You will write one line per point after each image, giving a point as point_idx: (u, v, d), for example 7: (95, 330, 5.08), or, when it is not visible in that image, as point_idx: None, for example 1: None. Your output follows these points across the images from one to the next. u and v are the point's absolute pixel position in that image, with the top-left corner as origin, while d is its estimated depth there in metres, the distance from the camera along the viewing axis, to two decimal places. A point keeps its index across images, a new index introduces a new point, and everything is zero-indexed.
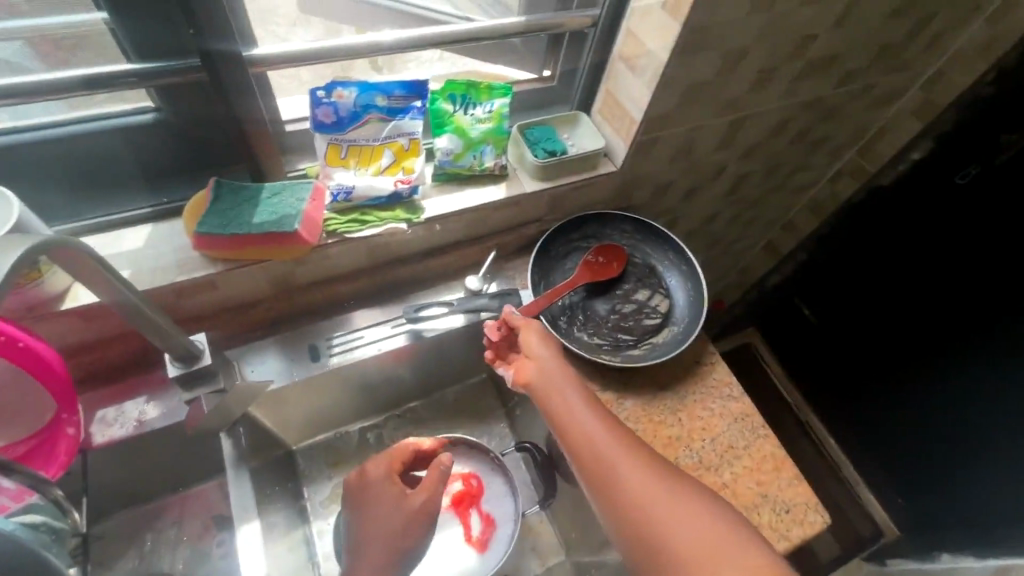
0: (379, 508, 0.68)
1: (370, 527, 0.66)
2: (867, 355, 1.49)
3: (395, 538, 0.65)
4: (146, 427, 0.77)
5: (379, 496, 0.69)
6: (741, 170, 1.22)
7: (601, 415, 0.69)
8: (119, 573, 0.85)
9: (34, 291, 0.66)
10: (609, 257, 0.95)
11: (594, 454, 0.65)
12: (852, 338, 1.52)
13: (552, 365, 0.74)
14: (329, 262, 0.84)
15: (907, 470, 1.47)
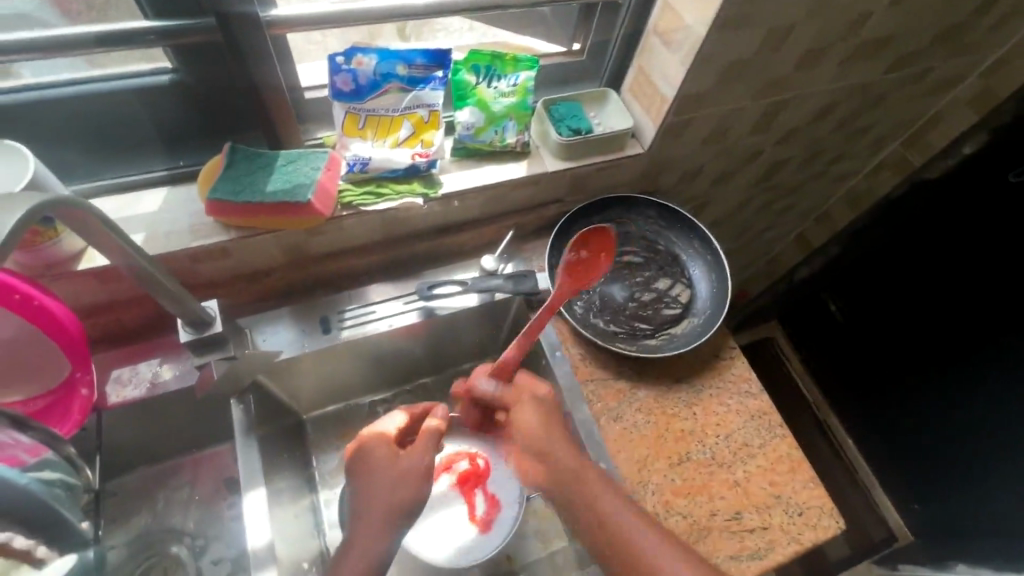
0: (377, 474, 0.68)
1: (368, 493, 0.67)
2: (891, 360, 1.43)
3: (393, 503, 0.66)
4: (159, 388, 0.78)
5: (377, 460, 0.69)
6: (776, 158, 1.16)
7: (608, 490, 0.66)
8: (133, 527, 0.88)
9: (50, 249, 0.66)
10: (593, 248, 0.79)
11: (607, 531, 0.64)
12: (877, 339, 1.45)
13: (548, 435, 0.70)
14: (344, 234, 0.83)
15: (926, 479, 1.42)
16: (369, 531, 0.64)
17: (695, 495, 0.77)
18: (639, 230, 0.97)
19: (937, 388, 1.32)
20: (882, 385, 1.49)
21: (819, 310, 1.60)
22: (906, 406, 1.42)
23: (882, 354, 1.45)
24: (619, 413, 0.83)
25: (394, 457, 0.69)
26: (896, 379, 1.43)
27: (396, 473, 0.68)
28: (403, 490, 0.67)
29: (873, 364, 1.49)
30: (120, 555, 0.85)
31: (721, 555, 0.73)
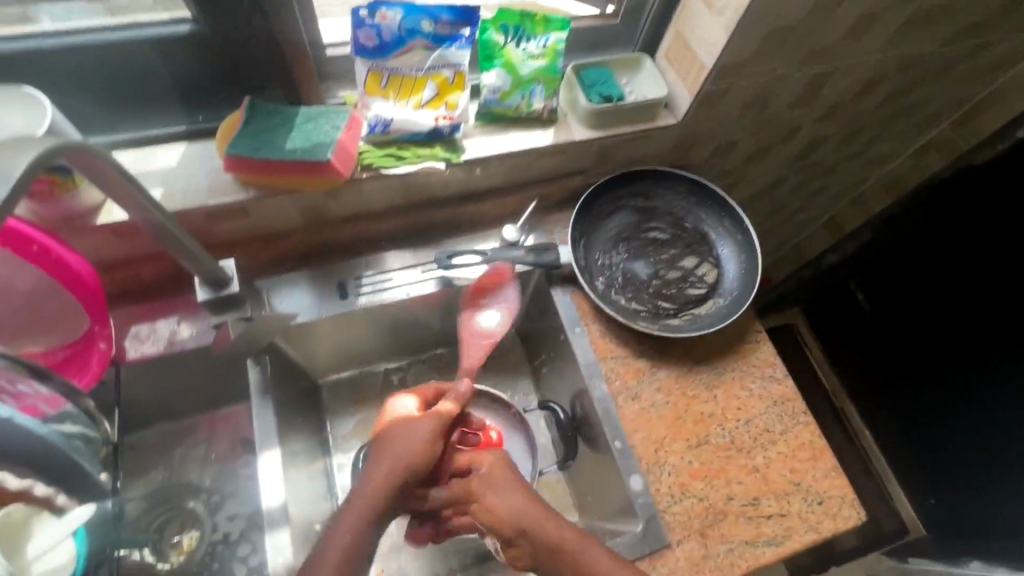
0: (397, 438, 0.63)
1: (381, 454, 0.62)
2: (908, 352, 1.39)
3: (405, 468, 0.61)
4: (177, 346, 0.78)
5: (398, 427, 0.65)
6: (814, 135, 1.10)
7: (594, 552, 0.59)
8: (152, 481, 0.89)
9: (68, 202, 0.66)
10: (495, 286, 0.84)
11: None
12: (901, 332, 1.39)
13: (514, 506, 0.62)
14: (363, 197, 0.81)
15: (940, 476, 1.39)
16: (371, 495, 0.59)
17: (712, 479, 0.76)
18: (666, 206, 0.93)
19: (957, 385, 1.28)
20: (898, 378, 1.45)
21: (845, 299, 1.53)
22: (920, 401, 1.40)
23: (902, 347, 1.40)
24: (638, 392, 0.81)
25: (417, 423, 0.65)
26: (912, 373, 1.40)
27: (416, 438, 0.63)
28: (419, 457, 0.62)
29: (891, 356, 1.45)
30: (139, 507, 0.87)
31: (735, 539, 0.72)
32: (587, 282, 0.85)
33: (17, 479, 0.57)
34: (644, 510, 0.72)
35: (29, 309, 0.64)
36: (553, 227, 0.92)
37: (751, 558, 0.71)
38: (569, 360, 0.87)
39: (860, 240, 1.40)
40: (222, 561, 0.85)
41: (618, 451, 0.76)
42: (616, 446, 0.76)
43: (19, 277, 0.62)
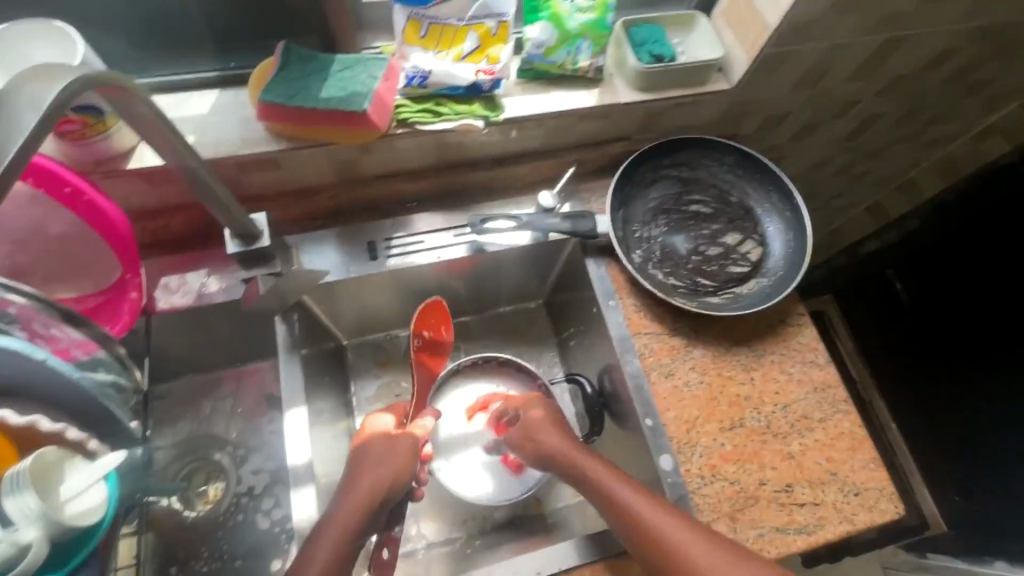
0: (376, 452, 0.66)
1: (362, 468, 0.64)
2: (928, 351, 1.27)
3: (386, 479, 0.64)
4: (206, 299, 0.77)
5: (378, 442, 0.67)
6: (874, 110, 1.03)
7: (623, 489, 0.65)
8: (180, 430, 0.90)
9: (100, 144, 0.65)
10: (436, 322, 0.79)
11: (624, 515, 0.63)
12: (929, 329, 1.25)
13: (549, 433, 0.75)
14: (396, 154, 0.78)
15: (963, 475, 1.24)
16: (357, 500, 0.61)
17: (744, 462, 0.73)
18: (711, 178, 0.88)
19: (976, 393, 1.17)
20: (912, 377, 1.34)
21: (878, 288, 1.37)
22: (935, 403, 1.28)
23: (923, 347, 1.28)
24: (672, 370, 0.78)
25: (395, 439, 0.68)
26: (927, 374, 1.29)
27: (396, 452, 0.66)
28: (399, 470, 0.65)
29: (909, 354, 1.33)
30: (168, 455, 0.88)
31: (766, 525, 0.70)
32: (624, 255, 0.81)
33: (51, 423, 0.57)
34: (673, 490, 0.71)
35: (63, 255, 0.66)
36: (591, 195, 0.88)
37: (780, 544, 0.69)
38: (601, 334, 0.85)
39: (907, 228, 1.27)
40: (247, 513, 0.87)
41: (648, 429, 0.74)
42: (648, 424, 0.74)
43: (53, 222, 0.64)
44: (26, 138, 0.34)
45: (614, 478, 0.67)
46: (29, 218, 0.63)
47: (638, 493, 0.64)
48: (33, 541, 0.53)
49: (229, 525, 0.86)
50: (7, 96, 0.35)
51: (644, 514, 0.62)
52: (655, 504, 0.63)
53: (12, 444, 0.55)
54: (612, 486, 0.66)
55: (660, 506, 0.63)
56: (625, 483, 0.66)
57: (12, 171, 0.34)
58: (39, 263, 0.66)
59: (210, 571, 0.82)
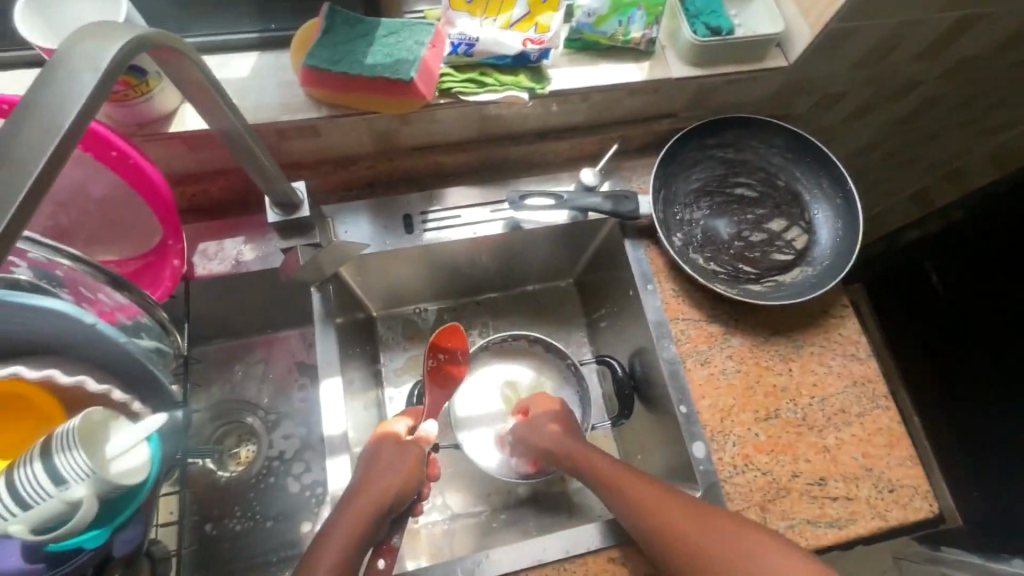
0: (388, 456, 0.67)
1: (373, 470, 0.65)
2: (951, 337, 1.14)
3: (397, 482, 0.64)
4: (243, 267, 0.77)
5: (391, 446, 0.68)
6: (935, 92, 0.97)
7: (646, 489, 0.63)
8: (214, 393, 0.92)
9: (142, 106, 0.64)
10: (452, 346, 0.79)
11: (637, 508, 0.62)
12: (958, 313, 1.11)
13: (558, 436, 0.76)
14: (436, 125, 0.76)
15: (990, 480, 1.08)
16: (368, 498, 0.62)
17: (778, 453, 0.72)
18: (759, 160, 0.85)
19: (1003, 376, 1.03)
20: (927, 367, 1.20)
21: (908, 278, 1.22)
22: (954, 393, 1.14)
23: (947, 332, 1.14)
24: (708, 357, 0.77)
25: (406, 445, 0.69)
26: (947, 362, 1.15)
27: (407, 456, 0.67)
28: (409, 476, 0.66)
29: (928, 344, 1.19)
30: (203, 417, 0.91)
31: (797, 517, 0.70)
32: (665, 238, 0.79)
33: (98, 384, 0.58)
34: (705, 478, 0.70)
35: (105, 216, 0.66)
36: (632, 173, 0.86)
37: (811, 537, 0.69)
38: (635, 317, 0.84)
39: (949, 217, 1.12)
40: (277, 476, 0.89)
41: (683, 415, 0.74)
42: (682, 410, 0.74)
43: (94, 183, 0.63)
44: (83, 102, 0.33)
45: (626, 475, 0.66)
46: (70, 179, 0.63)
47: (654, 489, 0.63)
48: (84, 498, 0.54)
49: (260, 486, 0.88)
50: (63, 56, 0.34)
51: (659, 509, 0.61)
52: (670, 499, 0.61)
53: (59, 404, 0.58)
54: (624, 484, 0.65)
55: (673, 499, 0.61)
56: (641, 480, 0.65)
57: (73, 135, 0.33)
58: (82, 225, 0.66)
59: (243, 530, 0.85)
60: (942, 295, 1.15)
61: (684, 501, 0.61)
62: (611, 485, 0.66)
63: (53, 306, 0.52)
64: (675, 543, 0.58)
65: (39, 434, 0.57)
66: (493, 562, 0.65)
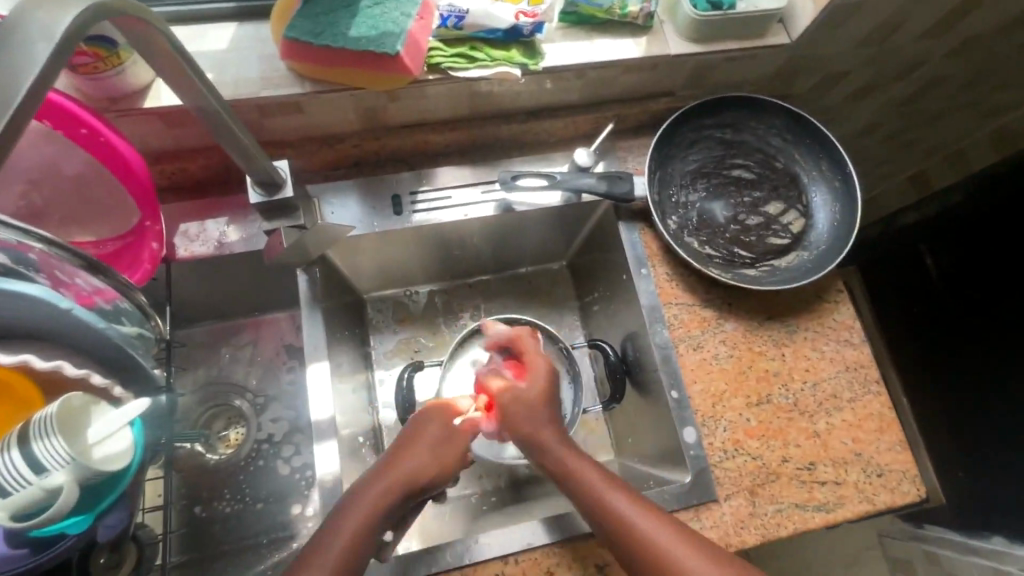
0: (429, 438, 0.65)
1: (408, 450, 0.63)
2: (951, 328, 1.09)
3: (431, 468, 0.63)
4: (227, 249, 0.75)
5: (438, 422, 0.67)
6: (938, 72, 0.95)
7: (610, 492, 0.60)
8: (201, 376, 0.91)
9: (113, 79, 0.61)
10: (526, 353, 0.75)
11: (618, 528, 0.58)
12: (963, 303, 1.06)
13: (536, 414, 0.69)
14: (424, 102, 0.73)
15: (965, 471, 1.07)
16: (398, 475, 0.60)
17: (769, 438, 0.72)
18: (757, 141, 0.83)
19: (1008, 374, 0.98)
20: (924, 358, 1.16)
21: (905, 265, 1.18)
22: (952, 387, 1.10)
23: (947, 324, 1.10)
24: (701, 342, 0.76)
25: (449, 425, 0.67)
26: (947, 355, 1.10)
27: (450, 437, 0.66)
28: (446, 464, 0.64)
29: (926, 334, 1.15)
30: (190, 400, 0.89)
31: (786, 501, 0.70)
32: (660, 221, 0.77)
33: (76, 368, 0.56)
34: (695, 463, 0.70)
35: (82, 196, 0.64)
36: (627, 153, 0.83)
37: (799, 520, 0.69)
38: (628, 301, 0.82)
39: (948, 203, 1.11)
40: (267, 459, 0.88)
41: (674, 401, 0.73)
42: (673, 396, 0.73)
43: (67, 161, 0.61)
44: (38, 72, 0.31)
45: (611, 487, 0.60)
46: (42, 156, 0.61)
47: (638, 505, 0.59)
48: (64, 484, 0.53)
49: (250, 469, 0.88)
50: (12, 22, 0.31)
51: (647, 531, 0.57)
52: (662, 522, 0.58)
53: (37, 389, 0.57)
54: (610, 501, 0.59)
55: (662, 519, 0.58)
56: (624, 493, 0.60)
57: (26, 108, 0.31)
58: (55, 205, 0.64)
59: (232, 512, 0.85)
60: (940, 285, 1.11)
61: (675, 525, 0.58)
62: (591, 502, 0.60)
63: (25, 290, 0.50)
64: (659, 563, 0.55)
65: (17, 420, 0.56)
66: (483, 547, 0.65)
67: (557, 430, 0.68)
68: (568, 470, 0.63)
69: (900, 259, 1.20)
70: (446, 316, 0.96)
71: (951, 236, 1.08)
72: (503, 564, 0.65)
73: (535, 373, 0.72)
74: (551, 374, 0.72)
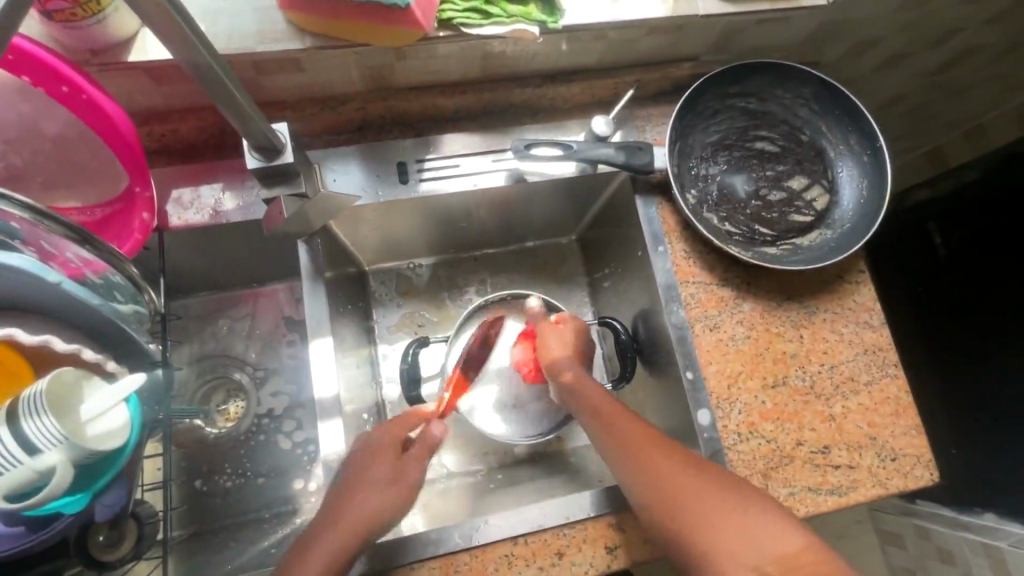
0: (372, 477, 0.59)
1: (353, 491, 0.58)
2: (952, 312, 1.00)
3: (377, 511, 0.57)
4: (222, 218, 0.71)
5: (381, 449, 0.61)
6: (973, 42, 0.90)
7: (636, 438, 0.58)
8: (198, 348, 0.89)
9: (93, 29, 0.55)
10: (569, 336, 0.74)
11: (610, 442, 0.59)
12: (965, 288, 0.98)
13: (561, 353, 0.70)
14: (432, 62, 0.68)
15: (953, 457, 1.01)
16: (359, 516, 0.56)
17: (783, 422, 0.71)
18: (783, 111, 0.78)
19: (1015, 368, 0.90)
20: (915, 344, 1.07)
21: (907, 244, 1.10)
22: (953, 382, 1.00)
23: (948, 309, 1.01)
24: (718, 322, 0.73)
25: (388, 450, 0.62)
26: (948, 342, 1.01)
27: (390, 464, 0.60)
28: (394, 503, 0.58)
29: (928, 322, 1.05)
30: (186, 373, 0.87)
31: (798, 484, 0.69)
32: (680, 195, 0.73)
33: (65, 344, 0.54)
34: (708, 445, 0.69)
35: (64, 156, 0.60)
36: (646, 122, 0.79)
37: (810, 503, 0.68)
38: (642, 279, 0.80)
39: (963, 179, 1.05)
40: (268, 434, 0.86)
41: (689, 381, 0.71)
42: (688, 376, 0.71)
43: (47, 118, 0.57)
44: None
45: (603, 406, 0.62)
46: (20, 113, 0.56)
47: (631, 421, 0.60)
48: (57, 465, 0.50)
49: (250, 444, 0.86)
50: None
51: (657, 474, 0.55)
52: (648, 434, 0.59)
53: (26, 362, 0.53)
54: (634, 442, 0.58)
55: (642, 433, 0.59)
56: (619, 410, 0.61)
57: None
58: (39, 166, 0.60)
59: (233, 487, 0.83)
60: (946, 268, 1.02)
61: (687, 466, 0.55)
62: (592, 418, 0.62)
63: (8, 259, 0.48)
64: (677, 516, 0.53)
65: (9, 396, 0.53)
66: (491, 528, 0.64)
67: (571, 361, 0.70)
68: (574, 385, 0.66)
69: (906, 241, 1.10)
70: (451, 291, 0.93)
71: (965, 215, 1.00)
72: (511, 545, 0.64)
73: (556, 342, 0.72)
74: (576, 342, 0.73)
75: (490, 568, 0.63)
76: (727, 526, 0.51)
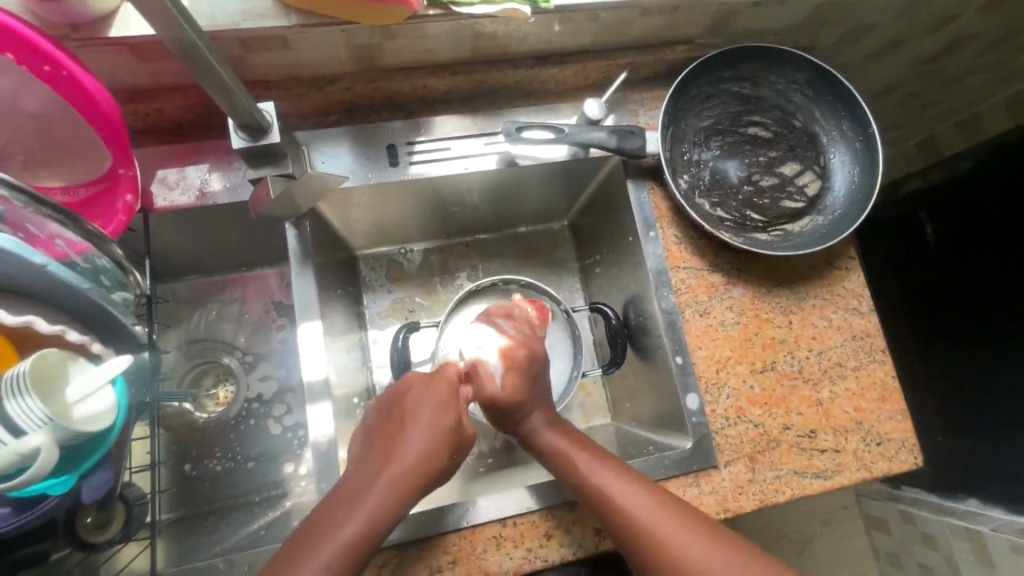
0: (421, 420, 0.60)
1: (408, 436, 0.58)
2: (937, 309, 1.01)
3: (426, 453, 0.58)
4: (209, 200, 0.70)
5: (427, 397, 0.62)
6: (966, 28, 0.90)
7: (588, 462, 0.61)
8: (185, 331, 0.88)
9: (72, 3, 0.54)
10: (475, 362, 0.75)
11: (565, 463, 0.62)
12: (957, 280, 0.98)
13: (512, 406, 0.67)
14: (423, 42, 0.67)
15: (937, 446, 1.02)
16: (399, 475, 0.55)
17: (771, 406, 0.71)
18: (776, 96, 0.78)
19: (1007, 369, 0.90)
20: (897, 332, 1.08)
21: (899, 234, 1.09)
22: (935, 369, 1.01)
23: (929, 297, 1.02)
24: (707, 308, 0.74)
25: (454, 406, 0.62)
26: (931, 332, 1.01)
27: (447, 424, 0.60)
28: (432, 456, 0.58)
29: (909, 310, 1.05)
30: (174, 358, 0.86)
31: (784, 468, 0.69)
32: (671, 180, 0.73)
33: (49, 325, 0.53)
34: (696, 429, 0.69)
35: (45, 134, 0.59)
36: (639, 106, 0.78)
37: (796, 487, 0.69)
38: (634, 264, 0.79)
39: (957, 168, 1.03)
40: (258, 418, 0.86)
41: (677, 366, 0.72)
42: (677, 361, 0.72)
43: (24, 94, 0.56)
44: None
45: (564, 438, 0.65)
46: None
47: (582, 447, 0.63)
48: (42, 446, 0.49)
49: (240, 428, 0.86)
50: None
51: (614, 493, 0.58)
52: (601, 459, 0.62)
53: (8, 343, 0.52)
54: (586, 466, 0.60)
55: (593, 456, 0.62)
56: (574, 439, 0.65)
57: None
58: (20, 143, 0.59)
59: (223, 471, 0.83)
60: (935, 257, 1.02)
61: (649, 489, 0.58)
62: (547, 447, 0.65)
63: None
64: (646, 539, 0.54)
65: None
66: (480, 509, 0.64)
67: (541, 416, 0.67)
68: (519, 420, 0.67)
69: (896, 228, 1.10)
70: (440, 275, 0.93)
71: (951, 205, 1.01)
72: (500, 526, 0.64)
73: (507, 363, 0.68)
74: (526, 360, 0.69)
75: (478, 550, 0.63)
76: (678, 536, 0.54)
